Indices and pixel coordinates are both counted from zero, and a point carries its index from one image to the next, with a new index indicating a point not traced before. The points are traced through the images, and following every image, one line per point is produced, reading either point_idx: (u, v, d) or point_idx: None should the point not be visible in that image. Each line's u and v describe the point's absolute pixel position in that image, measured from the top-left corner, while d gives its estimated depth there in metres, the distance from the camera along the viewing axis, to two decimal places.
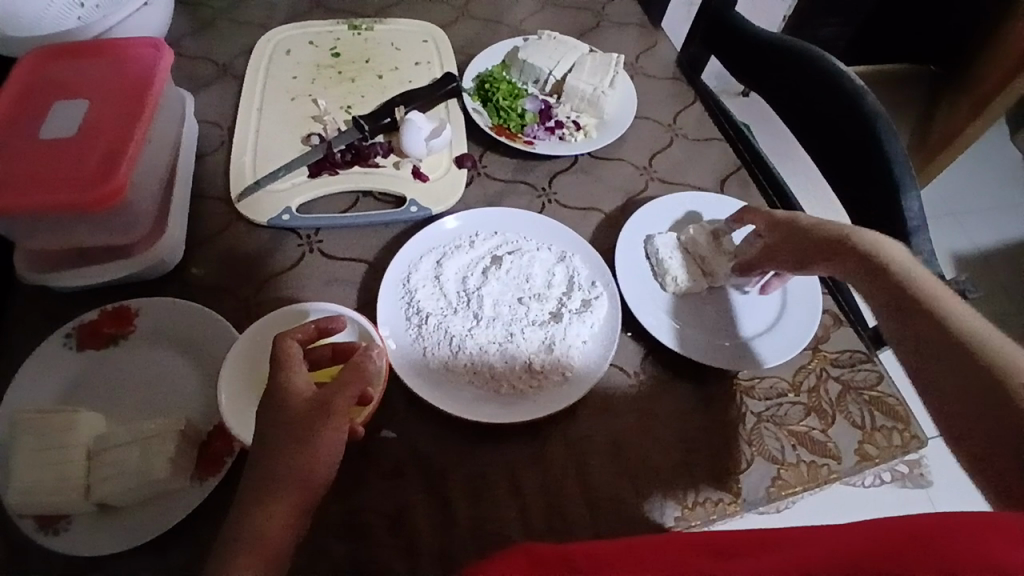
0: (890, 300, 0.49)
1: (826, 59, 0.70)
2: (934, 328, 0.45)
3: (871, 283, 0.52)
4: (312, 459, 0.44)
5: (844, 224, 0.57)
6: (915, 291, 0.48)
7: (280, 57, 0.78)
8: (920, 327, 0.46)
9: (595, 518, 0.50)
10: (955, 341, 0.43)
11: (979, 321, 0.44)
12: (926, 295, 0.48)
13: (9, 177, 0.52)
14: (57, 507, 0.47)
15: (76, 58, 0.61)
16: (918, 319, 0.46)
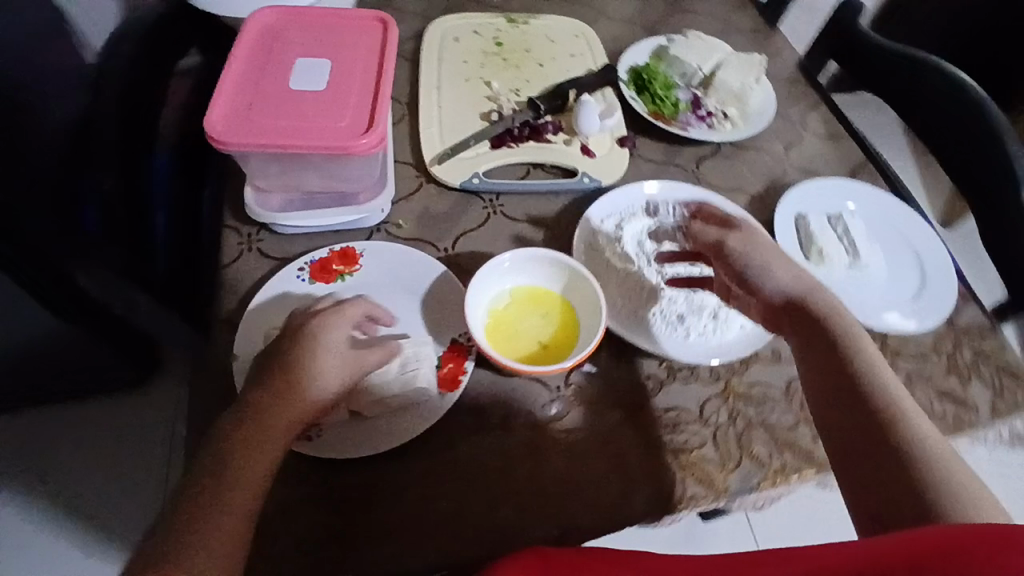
0: (828, 377, 0.52)
1: (947, 70, 0.78)
2: (867, 425, 0.48)
3: (806, 352, 0.55)
4: (247, 467, 0.46)
5: (806, 296, 0.57)
6: (850, 374, 0.51)
7: (449, 43, 0.86)
8: (850, 412, 0.50)
9: (776, 452, 0.57)
10: (872, 429, 0.48)
11: (906, 415, 0.48)
12: (860, 378, 0.51)
13: (273, 123, 0.59)
14: None
15: (312, 23, 0.67)
16: (852, 399, 0.50)
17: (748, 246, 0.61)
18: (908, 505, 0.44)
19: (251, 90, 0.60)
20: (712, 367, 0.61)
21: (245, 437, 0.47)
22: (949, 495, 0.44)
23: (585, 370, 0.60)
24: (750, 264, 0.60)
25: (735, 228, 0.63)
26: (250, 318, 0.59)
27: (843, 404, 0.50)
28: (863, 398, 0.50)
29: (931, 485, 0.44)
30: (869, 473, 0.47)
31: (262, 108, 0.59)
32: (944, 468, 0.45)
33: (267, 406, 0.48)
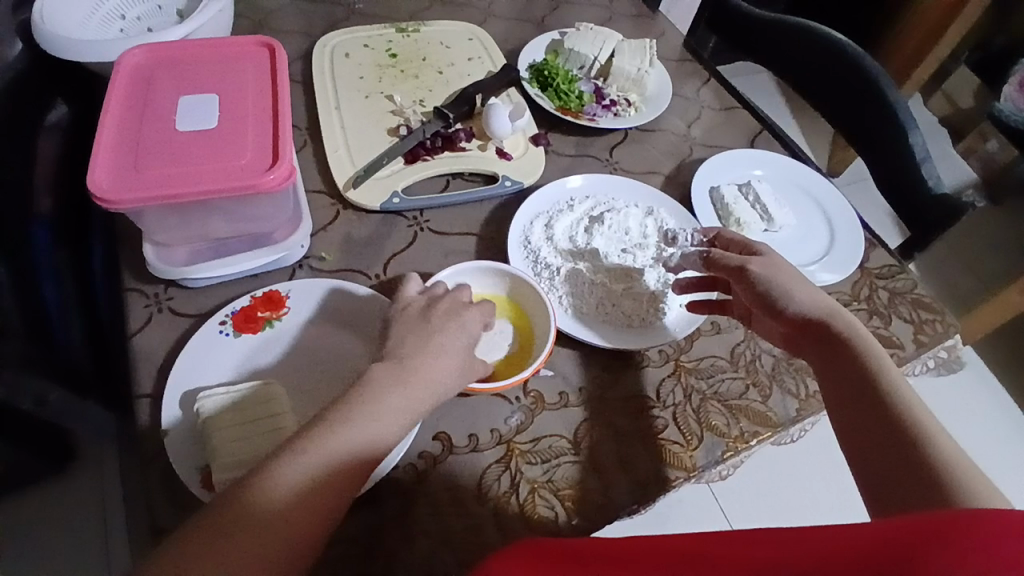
0: (849, 392, 0.51)
1: (824, 31, 0.84)
2: (883, 411, 0.48)
3: (820, 349, 0.54)
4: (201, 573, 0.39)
5: (820, 302, 0.56)
6: (863, 370, 0.51)
7: (340, 60, 0.82)
8: (869, 424, 0.48)
9: (733, 421, 0.59)
10: (894, 417, 0.47)
11: (919, 408, 0.48)
12: (879, 374, 0.51)
13: (165, 171, 0.53)
14: None
15: (191, 58, 0.62)
16: (864, 389, 0.50)
17: (772, 271, 0.58)
18: (923, 495, 0.42)
19: (135, 140, 0.55)
20: (659, 349, 0.63)
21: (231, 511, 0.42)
22: (967, 493, 0.42)
23: (541, 375, 0.60)
24: (774, 285, 0.57)
25: (756, 253, 0.61)
26: (172, 385, 0.53)
27: (864, 420, 0.49)
28: (882, 414, 0.48)
29: (952, 485, 0.42)
30: (895, 478, 0.44)
31: (149, 157, 0.54)
32: (961, 471, 0.43)
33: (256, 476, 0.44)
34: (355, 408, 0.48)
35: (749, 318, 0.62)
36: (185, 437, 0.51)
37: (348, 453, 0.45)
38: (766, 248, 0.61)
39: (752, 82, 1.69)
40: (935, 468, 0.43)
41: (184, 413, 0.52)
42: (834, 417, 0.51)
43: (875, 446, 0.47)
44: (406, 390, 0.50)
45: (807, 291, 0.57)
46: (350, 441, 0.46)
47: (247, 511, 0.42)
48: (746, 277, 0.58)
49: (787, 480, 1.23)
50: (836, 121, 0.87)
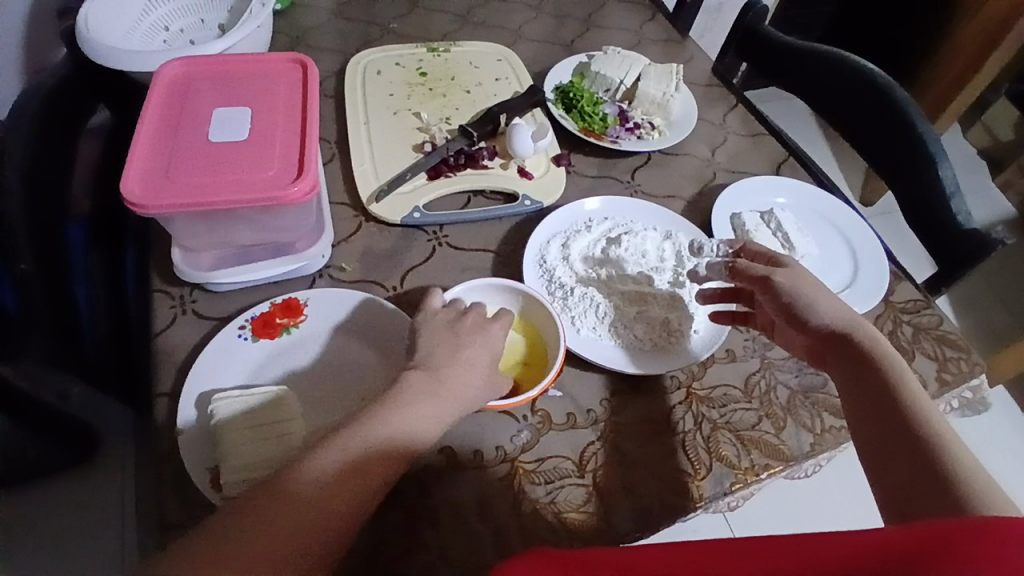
0: (868, 400, 0.50)
1: (854, 60, 0.83)
2: (901, 420, 0.47)
3: (841, 357, 0.53)
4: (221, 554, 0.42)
5: (846, 314, 0.56)
6: (883, 380, 0.50)
7: (372, 77, 0.85)
8: (886, 431, 0.47)
9: (744, 452, 0.58)
10: (912, 427, 0.47)
11: (938, 419, 0.47)
12: (899, 384, 0.50)
13: (196, 179, 0.56)
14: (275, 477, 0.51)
15: (227, 72, 0.64)
16: (883, 398, 0.49)
17: (796, 283, 0.58)
18: (937, 502, 0.42)
19: (169, 149, 0.57)
20: (671, 374, 0.62)
21: (255, 499, 0.45)
22: (985, 503, 0.41)
23: (549, 394, 0.60)
24: (798, 296, 0.56)
25: (780, 265, 0.60)
26: (190, 387, 0.55)
27: (882, 428, 0.48)
28: (901, 422, 0.47)
29: (972, 497, 0.41)
30: (913, 488, 0.43)
31: (181, 165, 0.56)
32: (981, 484, 0.42)
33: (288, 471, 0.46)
34: (383, 410, 0.50)
35: (773, 330, 0.61)
36: (199, 438, 0.52)
37: (370, 454, 0.47)
38: (791, 260, 0.61)
39: (784, 108, 1.67)
40: (954, 478, 0.42)
41: (199, 412, 0.54)
42: (852, 424, 0.51)
43: (892, 454, 0.46)
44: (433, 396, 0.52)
45: (832, 301, 0.57)
46: (377, 438, 0.48)
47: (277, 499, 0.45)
48: (771, 286, 0.58)
49: (806, 515, 1.19)
50: (865, 151, 0.86)
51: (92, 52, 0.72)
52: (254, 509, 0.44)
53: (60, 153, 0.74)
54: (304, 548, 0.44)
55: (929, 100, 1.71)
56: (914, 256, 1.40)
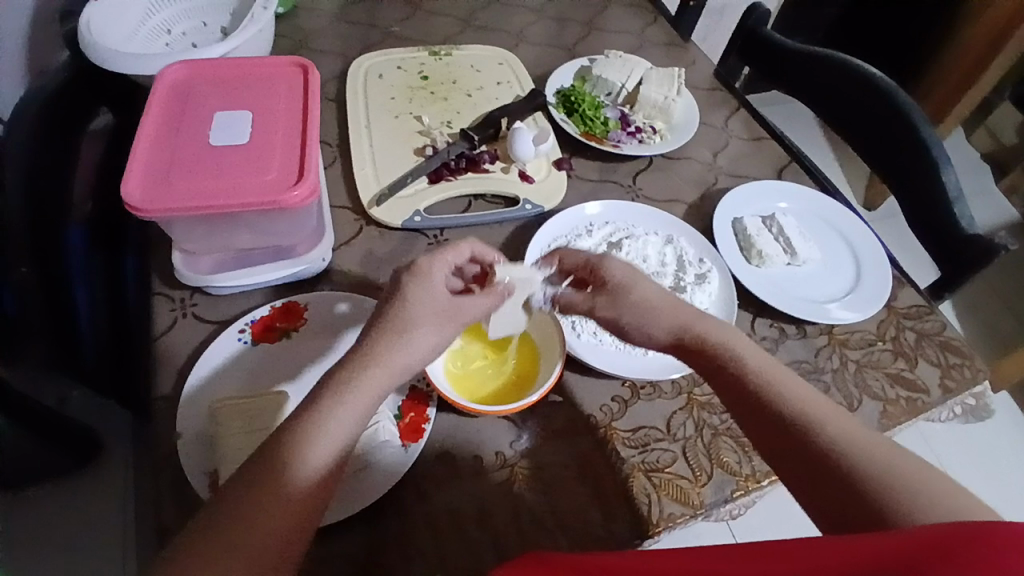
0: (781, 441, 0.47)
1: (857, 65, 0.83)
2: (790, 424, 0.47)
3: (715, 375, 0.52)
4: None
5: (688, 320, 0.55)
6: (754, 387, 0.50)
7: (373, 80, 0.85)
8: (784, 440, 0.47)
9: (745, 458, 0.57)
10: (802, 429, 0.47)
11: (814, 407, 0.48)
12: (767, 386, 0.50)
13: (195, 182, 0.56)
14: None
15: (229, 76, 0.64)
16: (765, 407, 0.49)
17: (618, 300, 0.56)
18: (861, 508, 0.42)
19: (169, 152, 0.58)
20: (673, 379, 0.62)
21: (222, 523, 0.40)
22: (896, 492, 0.42)
23: (549, 401, 0.60)
24: (624, 311, 0.55)
25: (594, 277, 0.57)
26: (189, 393, 0.55)
27: (775, 436, 0.48)
28: (805, 437, 0.46)
29: (885, 493, 0.42)
30: (833, 496, 0.43)
31: (181, 170, 0.56)
32: (883, 468, 0.43)
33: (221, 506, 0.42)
34: (309, 413, 0.45)
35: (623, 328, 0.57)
36: (202, 443, 0.52)
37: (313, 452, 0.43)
38: (615, 269, 0.57)
39: (785, 112, 1.67)
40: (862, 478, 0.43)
41: (198, 417, 0.53)
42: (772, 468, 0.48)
43: (798, 463, 0.46)
44: (372, 388, 0.47)
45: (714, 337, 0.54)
46: (317, 449, 0.43)
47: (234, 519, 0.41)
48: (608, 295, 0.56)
49: (807, 520, 1.19)
50: (868, 155, 0.85)
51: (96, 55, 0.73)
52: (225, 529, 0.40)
53: (60, 153, 0.74)
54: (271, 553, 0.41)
55: (933, 103, 1.71)
56: (918, 259, 1.40)
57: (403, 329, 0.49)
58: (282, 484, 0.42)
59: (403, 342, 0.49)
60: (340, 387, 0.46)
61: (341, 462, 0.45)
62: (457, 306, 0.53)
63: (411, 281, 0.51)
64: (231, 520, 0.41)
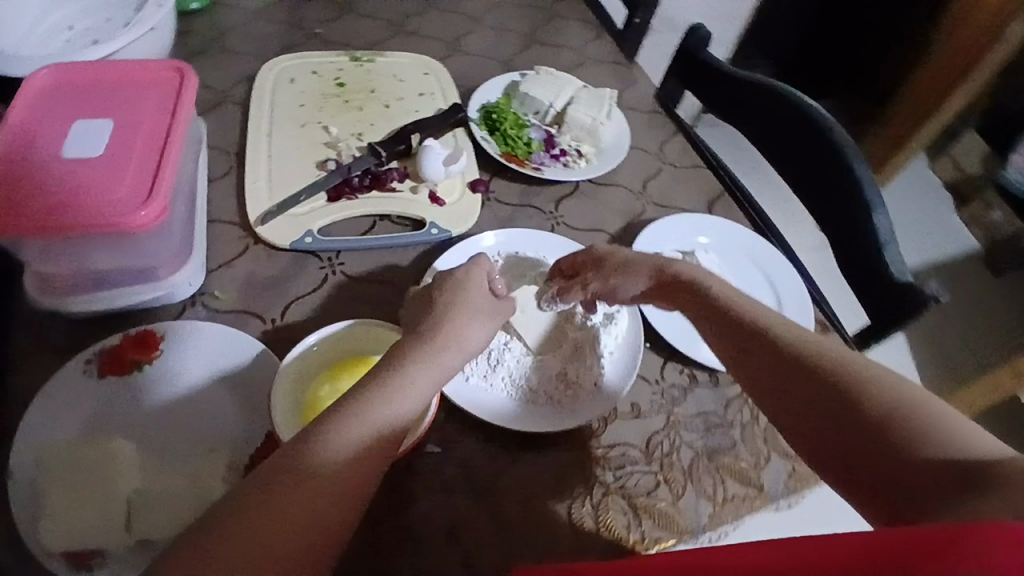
0: (785, 382, 0.46)
1: (794, 96, 0.79)
2: (780, 363, 0.47)
3: (700, 318, 0.53)
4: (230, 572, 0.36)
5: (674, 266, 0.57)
6: (736, 326, 0.50)
7: (284, 85, 0.79)
8: (774, 377, 0.46)
9: (635, 522, 0.53)
10: (790, 363, 0.46)
11: (801, 337, 0.47)
12: (750, 323, 0.50)
13: (27, 198, 0.50)
14: (93, 544, 0.44)
15: (91, 77, 0.58)
16: (753, 348, 0.48)
17: (613, 265, 0.59)
18: (862, 441, 0.41)
19: (1, 161, 0.51)
20: (568, 430, 0.57)
21: (258, 502, 0.38)
22: (897, 411, 0.40)
23: (427, 451, 0.54)
24: (622, 274, 0.58)
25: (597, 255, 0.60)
26: (19, 431, 0.48)
27: (763, 373, 0.47)
28: (800, 372, 0.45)
29: (895, 419, 0.40)
30: (834, 433, 0.42)
31: (12, 183, 0.50)
32: (881, 393, 0.42)
33: (214, 521, 0.38)
34: (341, 409, 0.43)
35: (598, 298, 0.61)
36: (22, 493, 0.46)
37: (356, 438, 0.42)
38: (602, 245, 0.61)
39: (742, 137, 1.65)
40: (863, 406, 0.41)
41: (24, 460, 0.47)
42: (745, 387, 0.49)
43: (789, 400, 0.45)
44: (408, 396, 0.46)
45: (708, 291, 0.54)
46: (345, 442, 0.42)
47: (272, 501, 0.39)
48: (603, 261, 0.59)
49: None
50: (802, 191, 0.82)
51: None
52: (250, 518, 0.38)
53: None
54: (294, 539, 0.38)
55: (892, 132, 1.71)
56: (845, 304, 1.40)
57: (458, 319, 0.51)
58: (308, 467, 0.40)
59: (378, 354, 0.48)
60: (382, 390, 0.45)
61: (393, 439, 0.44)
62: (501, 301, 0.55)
63: (460, 278, 0.54)
64: (232, 521, 0.38)
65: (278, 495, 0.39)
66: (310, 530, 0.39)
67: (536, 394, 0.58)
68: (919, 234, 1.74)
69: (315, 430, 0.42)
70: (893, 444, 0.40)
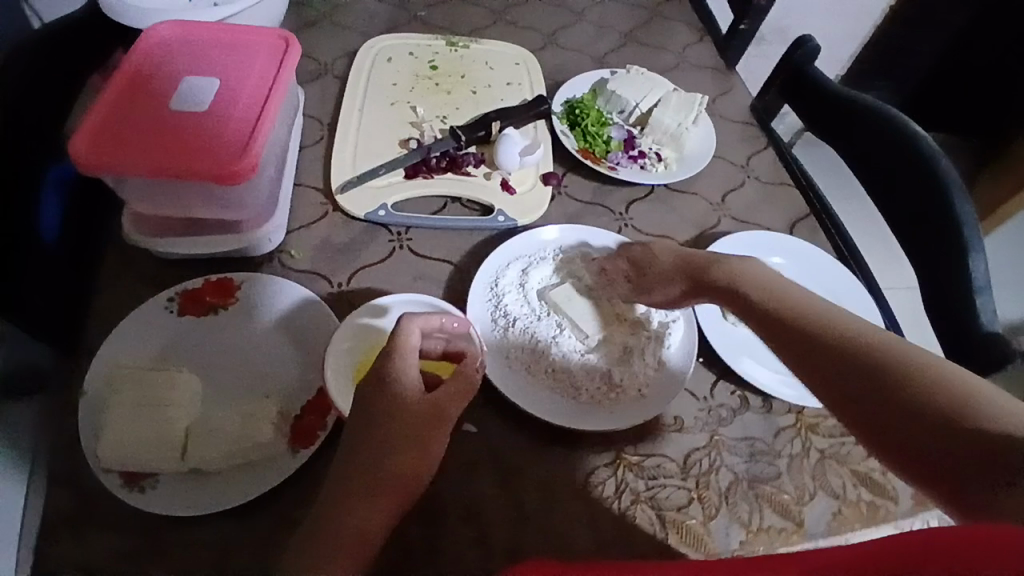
0: (816, 366, 0.49)
1: (899, 120, 0.74)
2: (821, 345, 0.49)
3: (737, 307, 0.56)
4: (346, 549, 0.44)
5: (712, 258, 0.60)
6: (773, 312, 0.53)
7: (380, 63, 0.82)
8: (818, 359, 0.49)
9: (661, 535, 0.51)
10: (831, 346, 0.49)
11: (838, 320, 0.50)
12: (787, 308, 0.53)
13: (140, 145, 0.55)
14: (147, 463, 0.49)
15: (207, 38, 0.64)
16: (790, 331, 0.51)
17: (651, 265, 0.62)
18: (907, 413, 0.43)
19: (123, 109, 0.57)
20: (604, 433, 0.56)
21: (342, 484, 0.46)
22: (947, 385, 0.43)
23: (463, 430, 0.55)
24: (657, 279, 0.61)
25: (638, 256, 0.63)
26: (99, 351, 0.54)
27: (807, 356, 0.49)
28: (840, 354, 0.48)
29: (937, 393, 0.42)
30: (876, 406, 0.45)
31: (130, 130, 0.56)
32: (920, 368, 0.44)
33: (318, 516, 0.45)
34: (370, 394, 0.48)
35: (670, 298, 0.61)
36: (94, 407, 0.51)
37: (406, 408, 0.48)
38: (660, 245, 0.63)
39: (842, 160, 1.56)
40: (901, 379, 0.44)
41: (98, 378, 0.52)
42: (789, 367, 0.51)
43: (829, 377, 0.48)
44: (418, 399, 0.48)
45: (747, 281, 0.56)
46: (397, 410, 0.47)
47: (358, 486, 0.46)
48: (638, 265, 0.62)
49: None
50: (896, 222, 0.76)
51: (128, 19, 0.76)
52: (342, 492, 0.45)
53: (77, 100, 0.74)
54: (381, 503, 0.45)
55: None
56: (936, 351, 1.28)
57: (371, 446, 0.47)
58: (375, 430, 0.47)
59: (407, 353, 0.49)
60: (388, 393, 0.48)
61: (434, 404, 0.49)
62: (426, 415, 0.48)
63: (378, 396, 0.48)
64: (337, 500, 0.45)
65: (362, 466, 0.46)
66: (395, 491, 0.46)
67: (581, 389, 0.58)
68: None
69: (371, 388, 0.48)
70: (942, 413, 0.42)
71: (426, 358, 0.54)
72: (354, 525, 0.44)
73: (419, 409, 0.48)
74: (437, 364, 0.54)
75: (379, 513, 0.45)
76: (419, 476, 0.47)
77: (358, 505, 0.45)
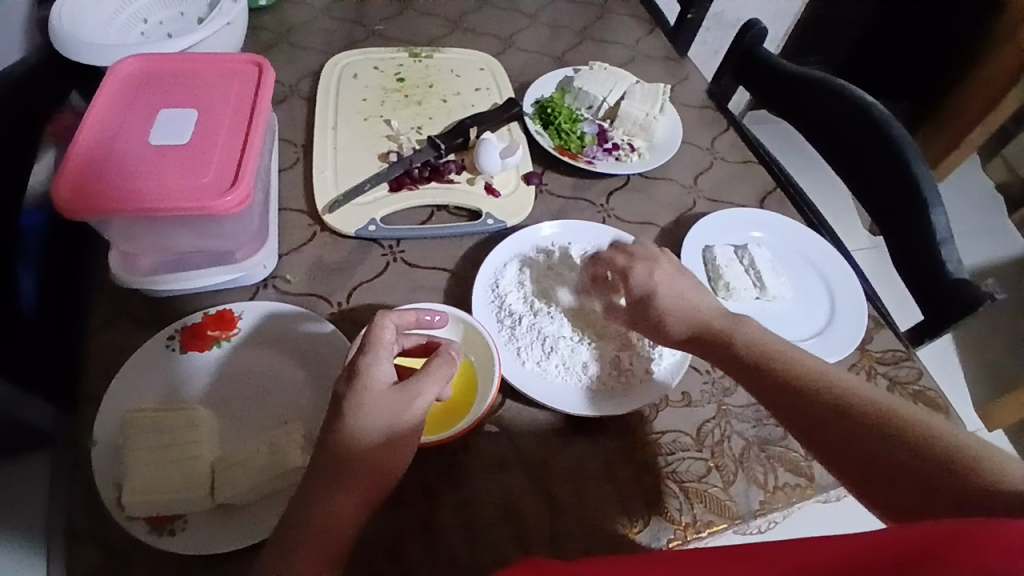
0: (818, 430, 0.47)
1: (852, 92, 0.78)
2: (811, 408, 0.48)
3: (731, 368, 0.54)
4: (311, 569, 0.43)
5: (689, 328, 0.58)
6: (763, 366, 0.52)
7: (348, 79, 0.82)
8: (812, 419, 0.48)
9: (686, 506, 0.54)
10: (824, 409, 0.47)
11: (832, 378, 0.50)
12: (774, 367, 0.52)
13: (127, 183, 0.54)
14: (174, 506, 0.48)
15: (176, 70, 0.63)
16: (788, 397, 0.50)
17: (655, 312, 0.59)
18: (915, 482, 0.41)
19: (102, 148, 0.56)
20: (620, 415, 0.58)
21: (297, 519, 0.44)
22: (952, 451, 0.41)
23: (486, 431, 0.56)
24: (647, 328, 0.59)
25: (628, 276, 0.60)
26: (105, 399, 0.53)
27: (810, 418, 0.48)
28: (839, 418, 0.47)
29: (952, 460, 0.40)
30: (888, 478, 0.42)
31: (114, 168, 0.55)
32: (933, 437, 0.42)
33: (285, 536, 0.44)
34: (338, 421, 0.47)
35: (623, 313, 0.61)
36: (109, 456, 0.50)
37: (367, 442, 0.46)
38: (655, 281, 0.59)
39: (774, 133, 1.66)
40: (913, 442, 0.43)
41: (109, 428, 0.51)
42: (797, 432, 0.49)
43: (833, 440, 0.46)
44: (390, 411, 0.47)
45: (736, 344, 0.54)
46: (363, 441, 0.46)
47: (307, 517, 0.44)
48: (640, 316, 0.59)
49: None
50: (857, 187, 0.81)
51: (65, 46, 0.70)
52: (302, 519, 0.44)
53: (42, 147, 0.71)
54: (332, 545, 0.44)
55: (947, 128, 1.66)
56: (899, 303, 1.35)
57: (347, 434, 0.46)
58: (334, 479, 0.45)
59: (381, 349, 0.49)
60: (361, 406, 0.47)
61: (398, 440, 0.47)
62: (406, 396, 0.48)
63: (353, 395, 0.47)
64: (291, 528, 0.44)
65: (322, 510, 0.44)
66: (345, 521, 0.45)
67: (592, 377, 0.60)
68: (970, 234, 1.68)
69: (326, 445, 0.46)
70: (956, 481, 0.39)
71: (404, 354, 0.56)
72: (332, 509, 0.44)
73: (386, 402, 0.47)
74: (414, 358, 0.56)
75: (358, 509, 0.45)
76: (394, 465, 0.47)
77: (324, 493, 0.45)
